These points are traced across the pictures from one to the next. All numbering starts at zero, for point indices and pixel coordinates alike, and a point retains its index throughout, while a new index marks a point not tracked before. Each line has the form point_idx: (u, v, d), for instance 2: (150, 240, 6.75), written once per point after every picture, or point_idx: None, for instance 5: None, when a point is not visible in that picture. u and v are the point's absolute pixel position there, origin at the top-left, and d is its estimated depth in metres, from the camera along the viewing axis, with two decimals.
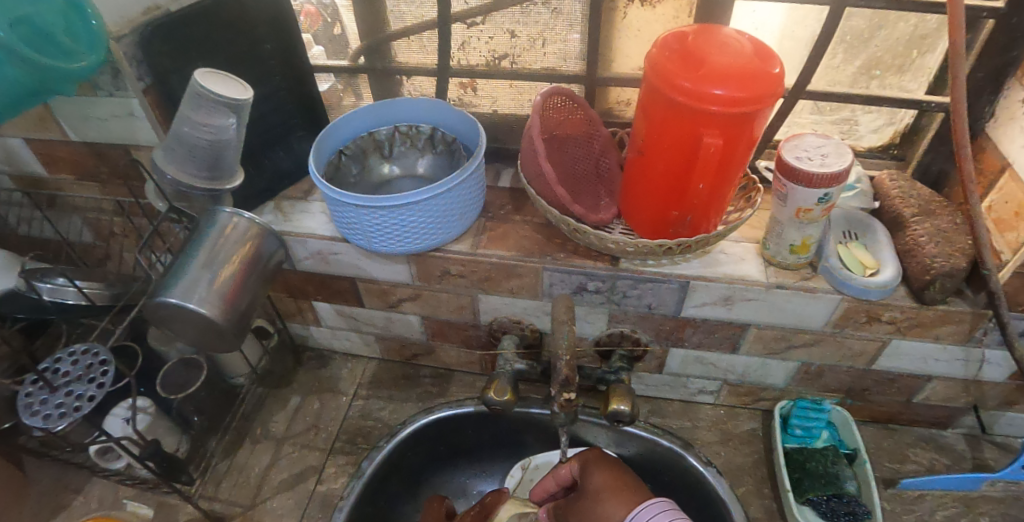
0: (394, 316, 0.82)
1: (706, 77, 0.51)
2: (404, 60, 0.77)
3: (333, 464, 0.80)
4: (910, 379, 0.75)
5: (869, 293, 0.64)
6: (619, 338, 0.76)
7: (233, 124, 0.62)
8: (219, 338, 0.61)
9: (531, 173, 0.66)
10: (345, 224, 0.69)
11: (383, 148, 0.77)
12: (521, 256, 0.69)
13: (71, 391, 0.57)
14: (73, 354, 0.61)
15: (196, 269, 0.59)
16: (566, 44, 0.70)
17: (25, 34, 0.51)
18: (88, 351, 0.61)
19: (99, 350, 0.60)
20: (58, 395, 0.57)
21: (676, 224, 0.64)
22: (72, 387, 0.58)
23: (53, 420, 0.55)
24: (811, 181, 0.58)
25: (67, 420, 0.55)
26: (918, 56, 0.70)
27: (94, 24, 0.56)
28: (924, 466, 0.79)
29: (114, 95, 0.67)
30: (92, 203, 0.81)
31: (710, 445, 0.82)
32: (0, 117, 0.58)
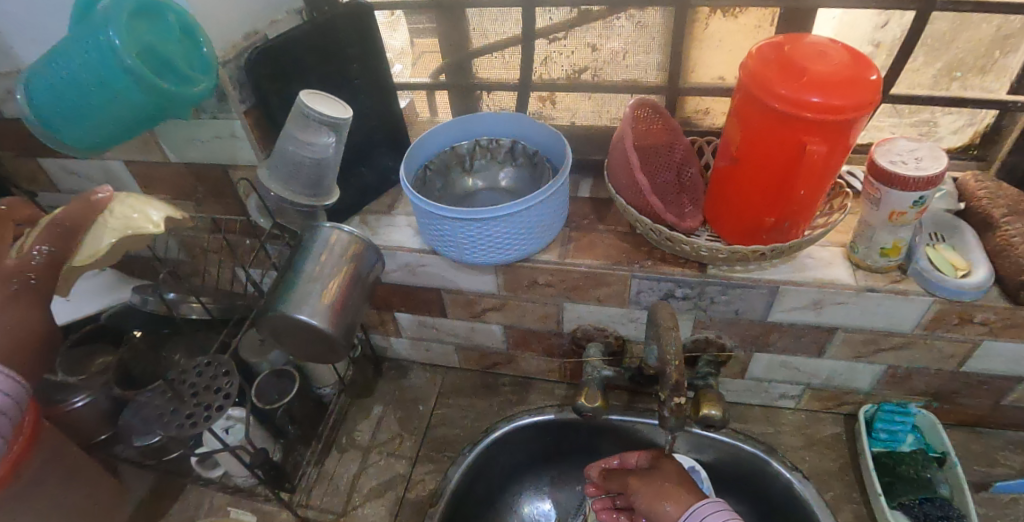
0: (476, 326, 0.83)
1: (808, 85, 0.52)
2: (485, 76, 0.79)
3: (420, 471, 0.81)
4: (1002, 381, 0.74)
5: (964, 293, 0.64)
6: (704, 344, 0.76)
7: (333, 143, 0.66)
8: (328, 348, 0.65)
9: (622, 183, 0.67)
10: (436, 236, 0.71)
11: (464, 161, 0.79)
12: (611, 265, 0.70)
13: (201, 402, 0.63)
14: (199, 368, 0.67)
15: (306, 283, 0.64)
16: (648, 56, 0.72)
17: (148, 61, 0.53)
18: (212, 364, 0.67)
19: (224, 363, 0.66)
20: (190, 406, 0.63)
21: (771, 230, 0.65)
22: (202, 398, 0.64)
23: (187, 429, 0.61)
24: (906, 184, 0.59)
25: (198, 429, 0.61)
26: (1000, 57, 0.70)
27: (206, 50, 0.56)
28: (1016, 469, 0.78)
29: (218, 117, 0.70)
30: (187, 221, 0.86)
31: (795, 450, 0.82)
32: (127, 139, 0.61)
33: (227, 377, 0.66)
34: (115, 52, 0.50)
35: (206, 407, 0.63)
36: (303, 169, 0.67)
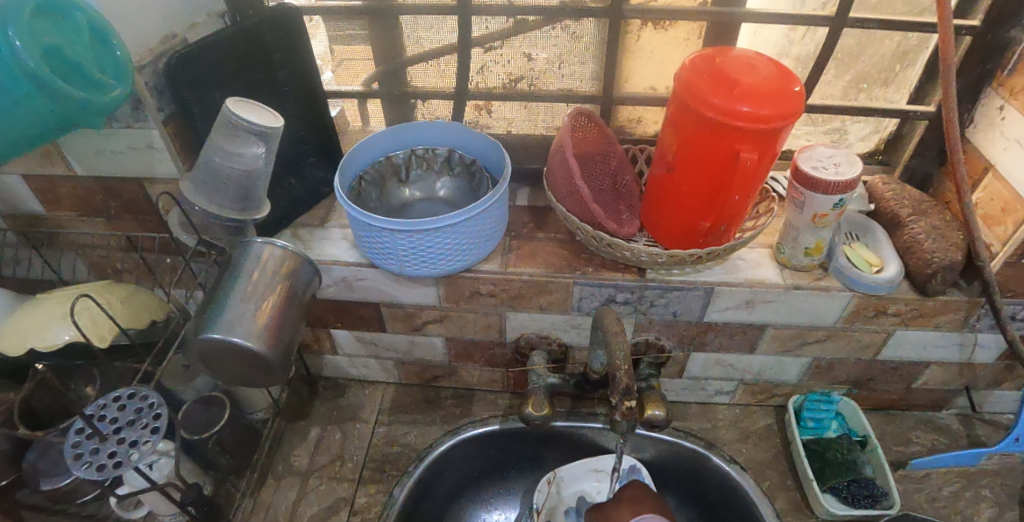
0: (416, 339, 0.81)
1: (739, 96, 0.55)
2: (419, 84, 0.77)
3: (364, 493, 0.78)
4: (911, 366, 0.81)
5: (879, 288, 0.70)
6: (645, 347, 0.77)
7: (263, 152, 0.63)
8: (264, 372, 0.61)
9: (563, 192, 0.68)
10: (376, 248, 0.69)
11: (400, 172, 0.78)
12: (552, 273, 0.70)
13: (124, 438, 0.55)
14: (120, 401, 0.59)
15: (239, 302, 0.59)
16: (583, 66, 0.73)
17: (54, 65, 0.47)
18: (135, 395, 0.59)
19: (148, 392, 0.59)
20: (111, 443, 0.55)
21: (707, 234, 0.67)
22: (127, 434, 0.56)
23: (109, 470, 0.53)
24: (829, 188, 0.63)
25: (122, 470, 0.53)
26: (901, 70, 0.77)
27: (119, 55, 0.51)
28: (927, 446, 0.85)
29: (132, 126, 0.64)
30: (97, 240, 0.79)
31: (732, 443, 0.84)
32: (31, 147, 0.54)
33: (153, 409, 0.58)
34: (14, 53, 0.44)
35: (130, 444, 0.55)
36: (230, 182, 0.63)
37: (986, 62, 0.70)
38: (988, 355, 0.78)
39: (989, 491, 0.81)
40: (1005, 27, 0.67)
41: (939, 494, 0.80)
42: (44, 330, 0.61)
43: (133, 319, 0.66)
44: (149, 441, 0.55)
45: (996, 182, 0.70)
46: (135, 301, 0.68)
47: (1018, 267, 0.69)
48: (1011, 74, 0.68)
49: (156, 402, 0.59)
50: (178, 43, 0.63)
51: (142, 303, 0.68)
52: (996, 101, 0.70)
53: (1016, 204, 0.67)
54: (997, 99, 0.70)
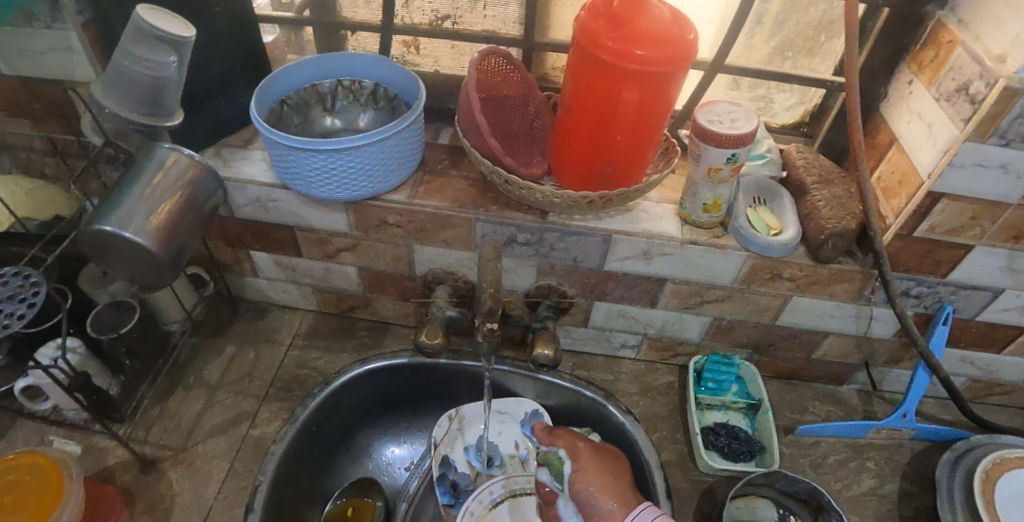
0: (332, 267, 0.84)
1: (629, 37, 0.56)
2: (350, 15, 0.79)
3: (267, 409, 0.82)
4: (810, 335, 0.83)
5: (772, 250, 0.71)
6: (546, 291, 0.81)
7: (175, 62, 0.63)
8: (155, 271, 0.63)
9: (468, 126, 0.69)
10: (283, 168, 0.70)
11: (326, 100, 0.79)
12: (455, 207, 0.72)
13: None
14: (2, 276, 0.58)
15: (135, 200, 0.61)
16: (506, 8, 0.74)
17: None
18: (18, 274, 0.58)
19: (31, 271, 0.58)
20: None
21: (599, 178, 0.70)
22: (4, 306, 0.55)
23: None
24: (719, 141, 0.64)
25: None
26: (826, 40, 0.77)
27: None
28: (821, 416, 0.88)
29: (51, 26, 0.66)
30: (23, 140, 0.80)
31: (630, 395, 0.88)
32: None
33: (34, 285, 0.57)
34: None
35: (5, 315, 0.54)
36: (139, 85, 0.63)
37: (902, 37, 0.70)
38: (886, 331, 0.80)
39: (874, 463, 0.83)
40: (922, 1, 0.67)
41: (824, 460, 0.83)
42: None
43: (36, 211, 0.68)
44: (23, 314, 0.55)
45: (897, 155, 0.71)
46: (36, 193, 0.69)
47: (908, 240, 0.70)
48: (923, 48, 0.69)
49: (38, 281, 0.58)
50: None
51: (46, 197, 0.69)
52: (907, 75, 0.71)
53: (911, 177, 0.68)
54: (908, 73, 0.71)
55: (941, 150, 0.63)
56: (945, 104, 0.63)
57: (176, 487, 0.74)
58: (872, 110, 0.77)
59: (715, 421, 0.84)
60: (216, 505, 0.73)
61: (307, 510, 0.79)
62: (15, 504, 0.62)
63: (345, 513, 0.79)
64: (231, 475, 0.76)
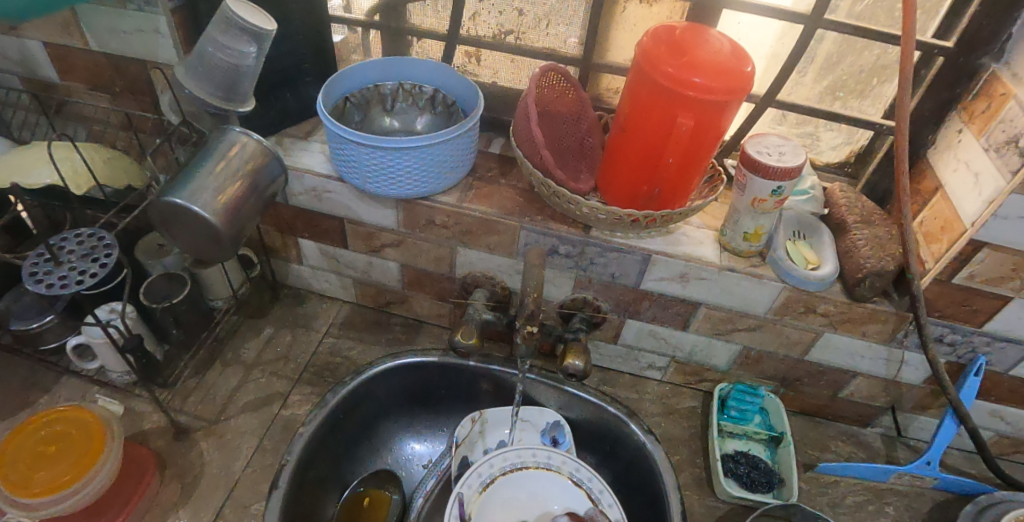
0: (375, 261, 0.87)
1: (688, 65, 0.58)
2: (418, 22, 0.83)
3: (298, 392, 0.84)
4: (838, 373, 0.83)
5: (809, 284, 0.72)
6: (581, 304, 0.82)
7: (254, 53, 0.66)
8: (216, 246, 0.66)
9: (523, 137, 0.72)
10: (341, 161, 0.73)
11: (386, 101, 0.82)
12: (502, 214, 0.75)
13: (74, 265, 0.59)
14: (79, 237, 0.63)
15: (205, 177, 0.64)
16: (568, 28, 0.78)
17: None
18: (93, 235, 0.63)
19: (105, 234, 0.63)
20: (64, 269, 0.59)
21: (645, 197, 0.71)
22: (79, 262, 0.60)
23: (55, 287, 0.57)
24: (768, 172, 0.65)
25: (69, 288, 0.57)
26: (877, 84, 0.78)
27: None
28: (842, 456, 0.88)
29: (144, 10, 0.71)
30: (100, 114, 0.85)
31: (652, 415, 0.89)
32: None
33: (107, 247, 0.62)
34: None
35: (79, 271, 0.59)
36: (219, 71, 0.66)
37: (954, 87, 0.72)
38: (915, 376, 0.80)
39: (893, 508, 0.83)
40: (976, 54, 0.68)
41: (842, 500, 0.83)
42: (38, 171, 0.67)
43: (113, 178, 0.72)
44: (95, 271, 0.59)
45: (941, 202, 0.72)
46: (112, 162, 0.74)
47: (946, 286, 0.71)
48: (975, 99, 0.70)
49: (110, 243, 0.63)
50: None
51: (121, 167, 0.74)
52: (956, 124, 0.72)
53: (954, 224, 0.68)
54: (957, 123, 0.72)
55: (986, 200, 0.64)
56: (994, 155, 0.64)
57: (206, 457, 0.76)
58: (918, 156, 0.78)
59: (735, 449, 0.84)
60: (243, 478, 0.75)
61: (325, 496, 0.80)
62: (58, 455, 0.65)
63: (361, 503, 0.79)
64: (259, 451, 0.78)
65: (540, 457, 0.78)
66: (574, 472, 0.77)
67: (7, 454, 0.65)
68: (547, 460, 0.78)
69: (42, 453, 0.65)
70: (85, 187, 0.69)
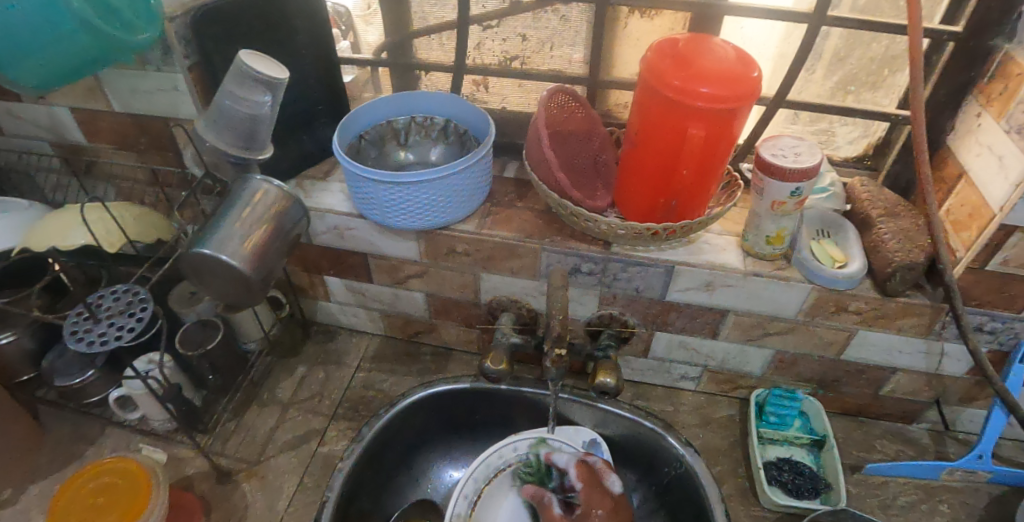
0: (400, 293, 0.89)
1: (695, 76, 0.58)
2: (425, 56, 0.85)
3: (334, 428, 0.85)
4: (877, 370, 0.82)
5: (838, 283, 0.70)
6: (608, 320, 0.82)
7: (269, 101, 0.68)
8: (246, 291, 0.67)
9: (536, 160, 0.73)
10: (361, 199, 0.75)
11: (400, 136, 0.84)
12: (522, 237, 0.76)
13: (113, 322, 0.61)
14: (115, 293, 0.64)
15: (231, 226, 0.66)
16: (572, 49, 0.79)
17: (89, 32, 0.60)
18: (128, 290, 0.65)
19: (138, 288, 0.64)
20: (103, 326, 0.61)
21: (663, 210, 0.72)
22: (118, 318, 0.61)
23: (96, 346, 0.59)
24: (784, 175, 0.64)
25: (109, 345, 0.59)
26: (889, 75, 0.78)
27: (143, 36, 0.63)
28: (889, 455, 0.85)
29: (162, 69, 0.73)
30: (128, 172, 0.88)
31: (690, 427, 0.88)
32: (69, 63, 0.63)
33: (143, 302, 0.64)
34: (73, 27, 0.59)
35: (117, 327, 0.61)
36: (237, 122, 0.68)
37: (967, 71, 0.71)
38: (958, 368, 0.78)
39: (949, 506, 0.80)
40: (988, 35, 0.68)
41: (894, 501, 0.80)
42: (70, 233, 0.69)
43: (143, 234, 0.73)
44: (133, 327, 0.61)
45: (967, 189, 0.71)
46: (143, 218, 0.75)
47: (980, 274, 0.69)
48: (991, 81, 0.69)
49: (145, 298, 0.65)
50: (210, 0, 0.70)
51: (151, 223, 0.75)
52: (974, 109, 0.71)
53: (982, 210, 0.67)
54: (975, 107, 0.71)
55: (1013, 183, 0.62)
56: (1017, 137, 0.63)
57: (250, 499, 0.77)
58: (938, 143, 0.77)
59: (778, 456, 0.83)
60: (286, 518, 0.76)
61: None
62: (107, 507, 0.67)
63: None
64: (301, 489, 0.79)
65: (520, 452, 0.81)
66: (551, 458, 0.81)
67: (59, 508, 0.67)
68: (528, 453, 0.81)
69: (91, 506, 0.67)
70: (116, 245, 0.70)
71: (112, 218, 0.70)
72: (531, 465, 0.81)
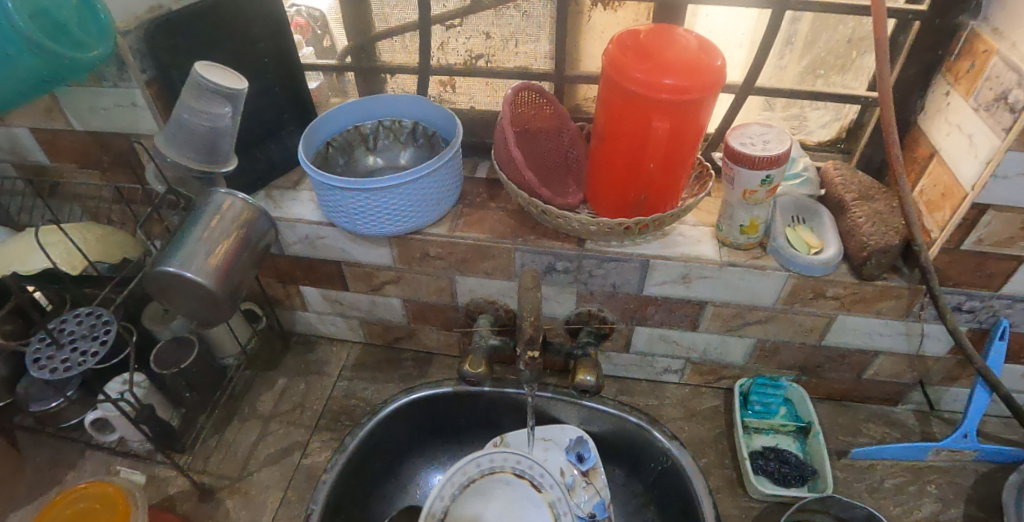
0: (377, 299, 0.88)
1: (657, 68, 0.58)
2: (389, 59, 0.84)
3: (317, 439, 0.85)
4: (859, 355, 0.81)
5: (813, 270, 0.70)
6: (587, 317, 0.82)
7: (229, 113, 0.66)
8: (214, 308, 0.66)
9: (504, 160, 0.72)
10: (329, 208, 0.73)
11: (368, 141, 0.83)
12: (494, 239, 0.75)
13: (76, 347, 0.60)
14: (78, 316, 0.63)
15: (194, 242, 0.64)
16: (536, 45, 0.78)
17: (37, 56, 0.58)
18: (92, 313, 0.63)
19: (102, 311, 0.63)
20: (66, 351, 0.60)
21: (634, 204, 0.71)
22: (80, 342, 0.60)
23: (58, 372, 0.58)
24: (753, 163, 0.64)
25: (71, 371, 0.57)
26: (858, 57, 0.77)
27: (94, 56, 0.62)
28: (875, 438, 0.85)
29: (118, 85, 0.72)
30: (93, 190, 0.87)
31: (675, 420, 0.88)
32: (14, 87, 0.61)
33: (106, 324, 0.62)
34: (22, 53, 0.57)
35: (80, 351, 0.60)
36: (197, 136, 0.67)
37: (935, 49, 0.70)
38: (939, 348, 0.78)
39: (935, 487, 0.80)
40: (952, 12, 0.67)
41: (881, 484, 0.80)
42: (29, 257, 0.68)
43: (105, 255, 0.72)
44: (96, 351, 0.60)
45: (938, 168, 0.70)
46: (105, 239, 0.73)
47: (955, 254, 0.69)
48: (958, 58, 0.68)
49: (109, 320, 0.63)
50: (161, 13, 0.68)
51: (114, 243, 0.74)
52: (943, 87, 0.71)
53: (954, 189, 0.66)
54: (944, 85, 0.70)
55: (983, 161, 0.62)
56: (984, 115, 0.62)
57: (233, 516, 0.76)
58: (909, 123, 0.76)
59: (764, 445, 0.82)
60: None
61: None
62: None
63: None
64: (284, 503, 0.78)
65: (483, 466, 0.79)
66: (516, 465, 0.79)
67: None
68: (491, 464, 0.80)
69: None
70: (77, 268, 0.69)
71: (72, 241, 0.69)
72: (496, 475, 0.80)
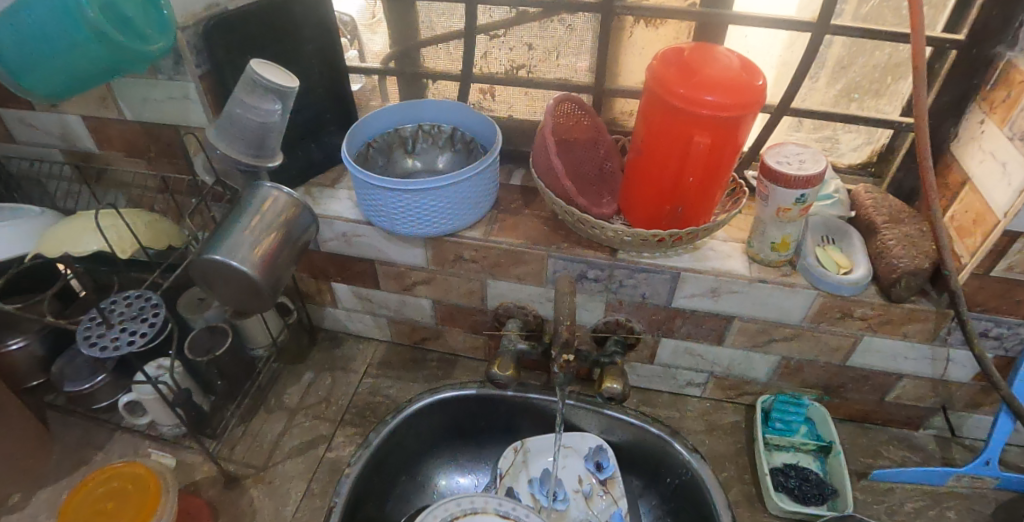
0: (407, 299, 0.89)
1: (700, 85, 0.59)
2: (432, 65, 0.86)
3: (341, 433, 0.86)
4: (883, 377, 0.82)
5: (843, 289, 0.71)
6: (614, 326, 0.83)
7: (279, 110, 0.69)
8: (256, 297, 0.68)
9: (542, 168, 0.73)
10: (369, 206, 0.75)
11: (407, 144, 0.85)
12: (528, 244, 0.76)
13: (125, 327, 0.62)
14: (127, 299, 0.65)
15: (241, 232, 0.66)
16: (577, 57, 0.80)
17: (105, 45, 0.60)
18: (140, 296, 0.65)
19: (150, 294, 0.65)
20: (115, 330, 0.62)
21: (668, 217, 0.72)
22: (129, 323, 0.62)
23: (109, 350, 0.59)
24: (789, 182, 0.65)
25: (121, 350, 0.59)
26: (892, 83, 0.79)
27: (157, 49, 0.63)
28: (895, 462, 0.85)
29: (173, 78, 0.74)
30: (139, 179, 0.90)
31: (696, 433, 0.88)
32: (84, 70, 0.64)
33: (154, 307, 0.64)
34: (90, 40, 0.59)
35: (129, 331, 0.61)
36: (247, 131, 0.69)
37: (970, 78, 0.71)
38: (963, 374, 0.78)
39: (955, 512, 0.80)
40: (989, 43, 0.68)
41: (901, 507, 0.80)
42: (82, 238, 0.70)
43: (154, 241, 0.74)
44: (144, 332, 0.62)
45: (970, 195, 0.71)
46: (153, 225, 0.76)
47: (985, 280, 0.70)
48: (993, 88, 0.69)
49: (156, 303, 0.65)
50: (219, 11, 0.71)
51: (161, 229, 0.77)
52: (977, 116, 0.72)
53: (986, 216, 0.68)
54: (978, 114, 0.72)
55: (1016, 189, 0.63)
56: (1019, 144, 0.63)
57: (257, 505, 0.78)
58: (941, 149, 0.77)
59: (784, 462, 0.83)
60: None
61: None
62: (117, 511, 0.67)
63: None
64: (308, 495, 0.79)
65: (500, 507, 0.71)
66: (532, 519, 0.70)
67: (69, 511, 0.67)
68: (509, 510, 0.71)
69: (102, 510, 0.67)
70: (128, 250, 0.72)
71: (125, 224, 0.72)
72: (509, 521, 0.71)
